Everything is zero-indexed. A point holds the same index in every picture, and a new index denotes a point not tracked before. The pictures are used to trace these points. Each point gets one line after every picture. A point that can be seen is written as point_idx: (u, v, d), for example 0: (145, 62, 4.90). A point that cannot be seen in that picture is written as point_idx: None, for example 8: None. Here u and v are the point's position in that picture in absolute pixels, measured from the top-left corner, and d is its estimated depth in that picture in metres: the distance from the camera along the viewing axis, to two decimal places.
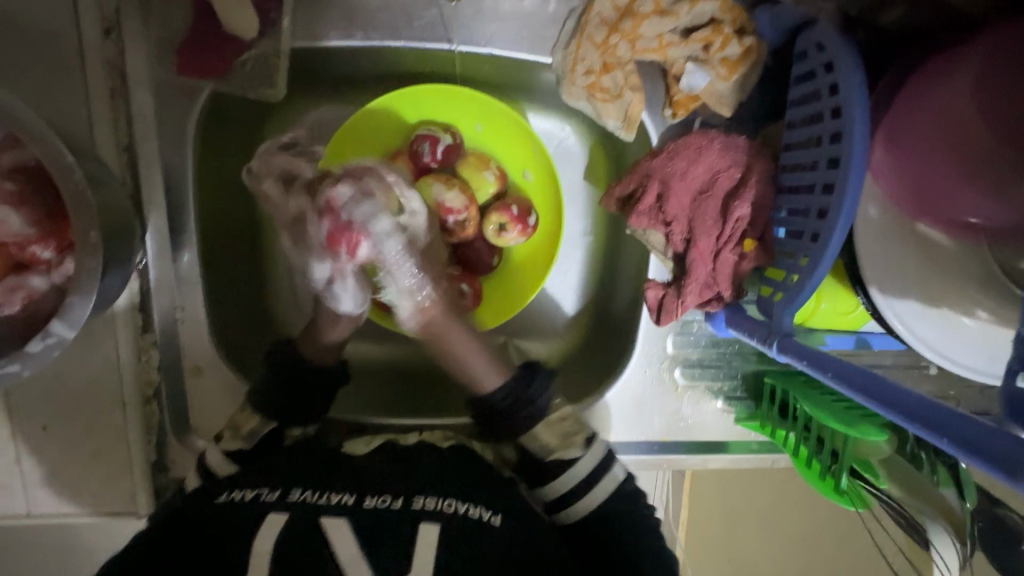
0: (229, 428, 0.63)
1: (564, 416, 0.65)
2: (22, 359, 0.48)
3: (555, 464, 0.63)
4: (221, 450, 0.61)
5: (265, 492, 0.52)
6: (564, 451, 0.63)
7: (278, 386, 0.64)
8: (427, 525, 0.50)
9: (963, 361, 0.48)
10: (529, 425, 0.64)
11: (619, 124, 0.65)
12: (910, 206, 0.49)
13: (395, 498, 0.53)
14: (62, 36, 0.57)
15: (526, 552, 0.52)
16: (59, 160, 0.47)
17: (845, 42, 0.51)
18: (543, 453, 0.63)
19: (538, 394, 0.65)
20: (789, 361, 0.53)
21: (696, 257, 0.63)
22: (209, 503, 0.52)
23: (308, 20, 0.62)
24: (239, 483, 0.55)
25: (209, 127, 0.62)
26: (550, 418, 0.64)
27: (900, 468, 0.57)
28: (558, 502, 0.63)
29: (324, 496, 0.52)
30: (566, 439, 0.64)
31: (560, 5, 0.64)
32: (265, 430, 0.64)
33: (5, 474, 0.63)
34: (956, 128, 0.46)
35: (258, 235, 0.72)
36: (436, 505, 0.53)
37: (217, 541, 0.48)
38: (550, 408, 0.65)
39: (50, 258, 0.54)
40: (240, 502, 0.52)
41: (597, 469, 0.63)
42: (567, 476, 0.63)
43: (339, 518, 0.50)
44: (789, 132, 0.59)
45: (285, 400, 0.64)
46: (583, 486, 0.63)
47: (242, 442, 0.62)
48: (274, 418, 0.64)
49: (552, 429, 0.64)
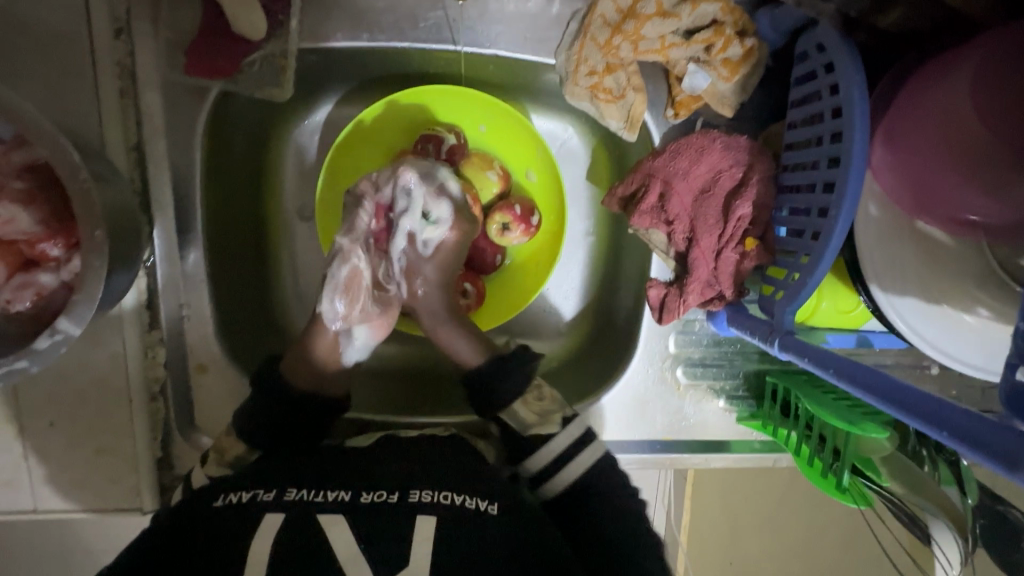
0: (214, 453, 0.62)
1: (542, 395, 0.67)
2: (30, 355, 0.49)
3: (534, 439, 0.65)
4: (204, 475, 0.61)
5: (260, 493, 0.52)
6: (541, 427, 0.65)
7: (262, 407, 0.64)
8: (424, 519, 0.51)
9: (961, 357, 0.49)
10: (510, 401, 0.67)
11: (622, 125, 0.66)
12: (909, 205, 0.49)
13: (391, 493, 0.53)
14: (73, 37, 0.58)
15: (528, 536, 0.53)
16: (65, 160, 0.47)
17: (845, 44, 0.52)
18: (521, 429, 0.65)
19: (515, 370, 0.68)
20: (790, 359, 0.54)
21: (698, 256, 0.64)
22: (205, 509, 0.52)
23: (315, 22, 0.62)
24: (233, 484, 0.54)
25: (216, 127, 0.63)
26: (526, 396, 0.67)
27: (900, 465, 0.56)
28: (546, 474, 0.64)
29: (321, 494, 0.52)
30: (543, 415, 0.66)
31: (563, 7, 0.65)
32: (251, 456, 0.63)
33: (12, 469, 0.64)
34: (955, 127, 0.46)
35: (264, 234, 0.73)
36: (431, 498, 0.53)
37: (212, 548, 0.48)
38: (528, 386, 0.68)
39: (59, 256, 0.55)
40: (235, 505, 0.51)
41: (575, 444, 0.64)
42: (545, 450, 0.64)
43: (336, 515, 0.50)
44: (790, 132, 0.60)
45: (274, 421, 0.64)
46: (560, 461, 0.64)
47: (226, 469, 0.62)
48: (259, 445, 0.63)
49: (530, 405, 0.66)
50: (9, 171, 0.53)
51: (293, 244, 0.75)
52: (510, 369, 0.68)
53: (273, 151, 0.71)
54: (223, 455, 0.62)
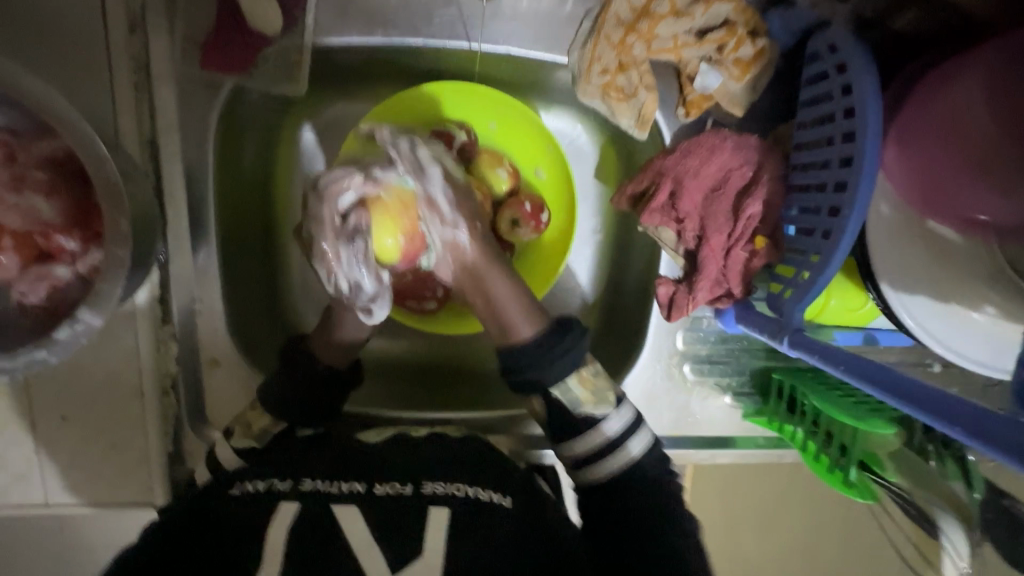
0: (240, 424, 0.65)
1: (596, 372, 0.67)
2: (51, 346, 0.49)
3: (585, 418, 0.66)
4: (232, 447, 0.63)
5: (276, 484, 0.54)
6: (593, 405, 0.66)
7: (285, 382, 0.66)
8: (437, 510, 0.52)
9: (970, 356, 0.49)
10: (562, 378, 0.66)
11: (632, 123, 0.66)
12: (919, 205, 0.50)
13: (404, 485, 0.54)
14: (88, 29, 0.57)
15: (540, 532, 0.54)
16: (91, 152, 0.47)
17: (857, 46, 0.52)
18: (572, 407, 0.66)
19: (570, 349, 0.66)
20: (799, 356, 0.55)
21: (708, 254, 0.64)
22: (222, 497, 0.54)
23: (331, 17, 0.62)
24: (250, 475, 0.56)
25: (229, 123, 0.63)
26: (582, 373, 0.66)
27: (906, 461, 0.58)
28: (586, 459, 0.65)
29: (336, 485, 0.54)
30: (596, 394, 0.66)
31: (576, 5, 0.65)
32: (275, 429, 0.65)
33: (24, 464, 0.64)
34: (966, 129, 0.47)
35: (273, 230, 0.73)
36: (445, 489, 0.54)
37: (231, 537, 0.49)
38: (584, 364, 0.67)
39: (75, 249, 0.55)
40: (251, 494, 0.53)
41: (612, 440, 0.65)
42: (593, 433, 0.65)
43: (349, 505, 0.51)
44: (801, 131, 0.61)
45: (297, 394, 0.66)
46: (603, 448, 0.65)
47: (253, 440, 0.64)
48: (285, 416, 0.66)
49: (586, 384, 0.66)
50: (30, 163, 0.53)
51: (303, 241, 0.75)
52: (560, 349, 0.65)
53: (283, 147, 0.71)
54: (251, 427, 0.64)
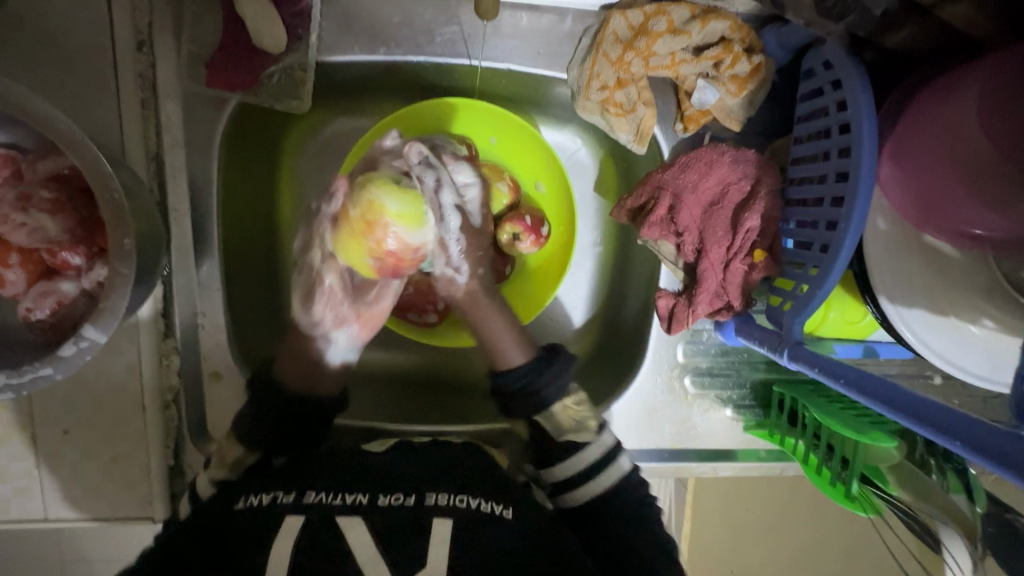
0: (216, 455, 0.63)
1: (580, 401, 0.69)
2: (55, 362, 0.49)
3: (567, 445, 0.67)
4: (209, 478, 0.62)
5: (280, 496, 0.54)
6: (576, 434, 0.67)
7: (258, 417, 0.64)
8: (442, 521, 0.52)
9: (969, 369, 0.49)
10: (547, 405, 0.68)
11: (631, 138, 0.67)
12: (917, 220, 0.50)
13: (408, 495, 0.55)
14: (96, 48, 0.58)
15: (545, 543, 0.55)
16: (96, 170, 0.48)
17: (852, 63, 0.53)
18: (555, 433, 0.68)
19: (557, 375, 0.68)
20: (799, 369, 0.55)
21: (707, 267, 0.65)
22: (228, 510, 0.54)
23: (334, 35, 0.64)
24: (254, 487, 0.56)
25: (233, 139, 0.64)
26: (566, 401, 0.68)
27: (911, 476, 0.57)
28: (564, 485, 0.68)
29: (340, 497, 0.54)
30: (580, 422, 0.68)
31: (575, 23, 0.66)
32: (250, 459, 0.64)
33: (24, 478, 0.64)
34: (960, 146, 0.48)
35: (275, 244, 0.74)
36: (448, 500, 0.55)
37: (238, 550, 0.49)
38: (568, 391, 0.69)
39: (80, 264, 0.55)
40: (257, 507, 0.53)
41: (605, 456, 0.67)
42: (578, 457, 0.67)
43: (354, 518, 0.51)
44: (797, 146, 0.62)
45: (269, 435, 0.64)
46: (591, 469, 0.67)
47: (226, 472, 0.62)
48: (257, 447, 0.64)
49: (568, 411, 0.68)
50: (36, 181, 0.53)
51: None
52: (549, 375, 0.68)
53: (286, 161, 0.73)
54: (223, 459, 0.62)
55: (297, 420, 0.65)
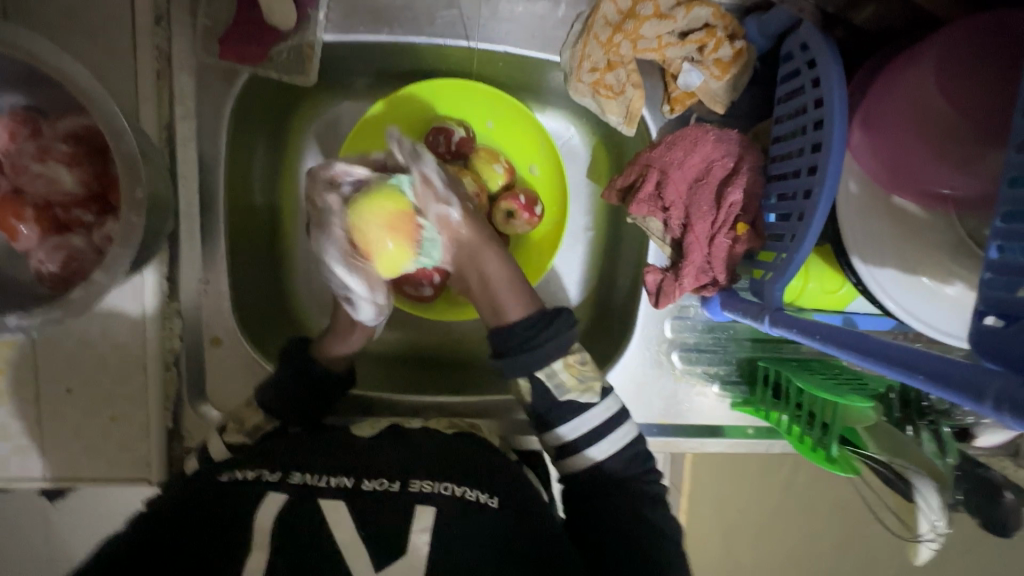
0: (234, 422, 0.66)
1: (584, 361, 0.69)
2: (65, 306, 0.51)
3: (568, 404, 0.68)
4: (224, 441, 0.64)
5: (265, 474, 0.55)
6: (580, 393, 0.68)
7: (278, 382, 0.66)
8: (423, 508, 0.53)
9: (939, 326, 0.52)
10: (551, 360, 0.67)
11: (621, 120, 0.71)
12: (886, 182, 0.54)
13: (392, 482, 0.56)
14: (117, 21, 0.62)
15: (529, 529, 0.57)
16: (112, 123, 0.51)
17: (826, 41, 0.57)
18: (557, 391, 0.68)
19: (562, 329, 0.68)
20: (779, 333, 0.57)
21: (693, 241, 0.68)
22: (211, 483, 0.55)
23: (339, 15, 0.67)
24: (241, 463, 0.58)
25: (241, 111, 0.67)
26: (569, 360, 0.68)
27: (886, 434, 0.58)
28: (570, 448, 0.68)
29: (323, 479, 0.55)
30: (583, 383, 0.68)
31: (569, 10, 0.70)
32: (268, 426, 0.66)
33: (24, 435, 0.65)
34: (925, 109, 0.50)
35: (279, 219, 0.77)
36: (431, 487, 0.56)
37: (223, 522, 0.51)
38: (570, 348, 0.68)
39: (91, 221, 0.58)
40: (241, 481, 0.55)
41: (602, 424, 0.68)
42: (581, 419, 0.68)
43: (337, 501, 0.52)
44: (778, 125, 0.65)
45: (297, 395, 0.67)
46: (592, 432, 0.68)
47: (245, 437, 0.65)
48: (278, 416, 0.66)
49: (572, 370, 0.68)
50: (55, 138, 0.56)
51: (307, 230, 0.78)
52: (552, 329, 0.67)
53: (292, 139, 0.76)
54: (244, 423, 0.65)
55: (303, 386, 0.68)
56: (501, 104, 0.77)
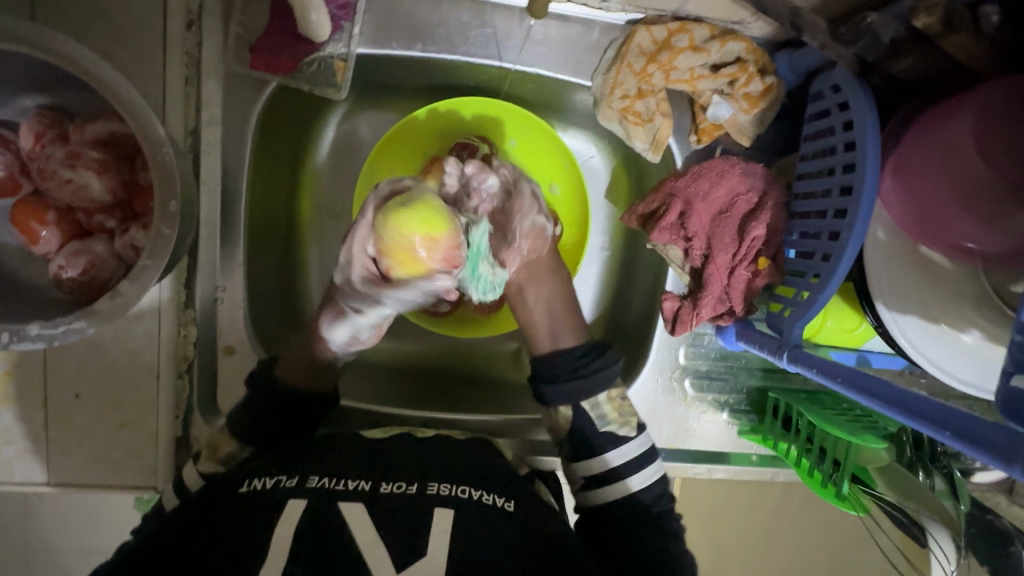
0: (208, 448, 0.66)
1: (625, 396, 0.71)
2: (89, 317, 0.51)
3: (607, 435, 0.70)
4: (198, 470, 0.64)
5: (283, 480, 0.55)
6: (617, 427, 0.70)
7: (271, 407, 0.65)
8: (443, 510, 0.53)
9: (954, 373, 0.53)
10: (597, 391, 0.69)
11: (646, 147, 0.71)
12: (913, 231, 0.55)
13: (410, 484, 0.56)
14: (150, 26, 0.61)
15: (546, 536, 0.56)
16: (149, 133, 0.50)
17: (859, 86, 0.57)
18: (600, 423, 0.70)
19: (603, 367, 0.70)
20: (798, 370, 0.57)
21: (714, 271, 0.68)
22: (232, 494, 0.54)
23: (373, 29, 0.66)
24: (255, 471, 0.57)
25: (267, 120, 0.66)
26: (613, 393, 0.70)
27: (895, 474, 0.60)
28: (591, 483, 0.70)
29: (341, 483, 0.55)
30: (621, 418, 0.70)
31: (602, 34, 0.69)
32: (241, 455, 0.66)
33: (30, 439, 0.64)
34: (957, 163, 0.51)
35: (295, 226, 0.76)
36: (449, 491, 0.56)
37: (241, 530, 0.50)
38: (615, 381, 0.71)
39: (114, 227, 0.57)
40: (258, 491, 0.54)
41: (616, 469, 0.69)
42: (603, 458, 0.69)
43: (357, 503, 0.52)
44: (803, 163, 0.66)
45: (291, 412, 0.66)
46: (606, 475, 0.69)
47: (219, 463, 0.65)
48: (250, 441, 0.65)
49: (614, 403, 0.70)
50: (84, 142, 0.55)
51: (323, 238, 0.78)
52: (598, 364, 0.70)
53: (313, 148, 0.75)
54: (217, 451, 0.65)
55: (302, 400, 0.67)
56: (529, 124, 0.77)
